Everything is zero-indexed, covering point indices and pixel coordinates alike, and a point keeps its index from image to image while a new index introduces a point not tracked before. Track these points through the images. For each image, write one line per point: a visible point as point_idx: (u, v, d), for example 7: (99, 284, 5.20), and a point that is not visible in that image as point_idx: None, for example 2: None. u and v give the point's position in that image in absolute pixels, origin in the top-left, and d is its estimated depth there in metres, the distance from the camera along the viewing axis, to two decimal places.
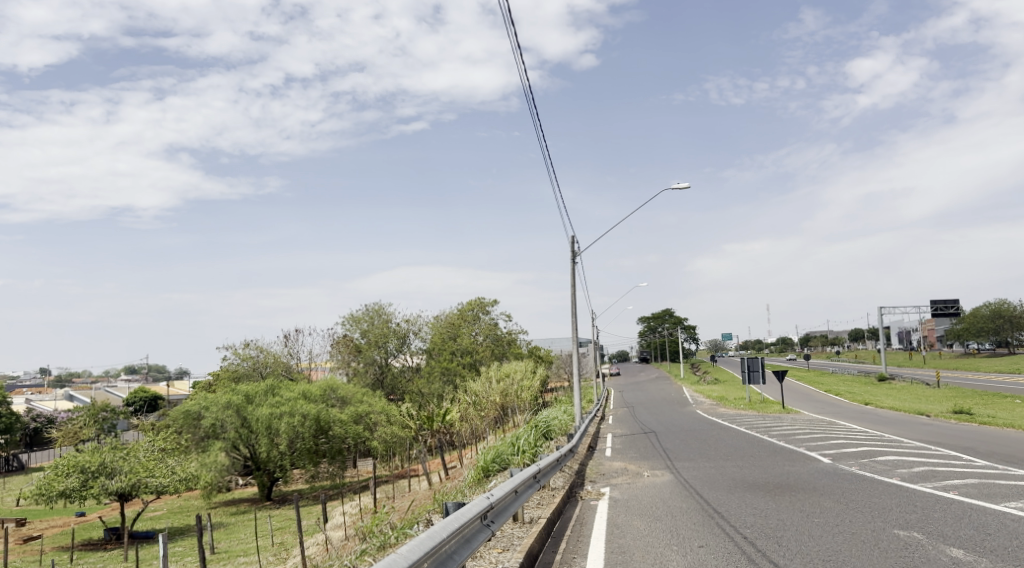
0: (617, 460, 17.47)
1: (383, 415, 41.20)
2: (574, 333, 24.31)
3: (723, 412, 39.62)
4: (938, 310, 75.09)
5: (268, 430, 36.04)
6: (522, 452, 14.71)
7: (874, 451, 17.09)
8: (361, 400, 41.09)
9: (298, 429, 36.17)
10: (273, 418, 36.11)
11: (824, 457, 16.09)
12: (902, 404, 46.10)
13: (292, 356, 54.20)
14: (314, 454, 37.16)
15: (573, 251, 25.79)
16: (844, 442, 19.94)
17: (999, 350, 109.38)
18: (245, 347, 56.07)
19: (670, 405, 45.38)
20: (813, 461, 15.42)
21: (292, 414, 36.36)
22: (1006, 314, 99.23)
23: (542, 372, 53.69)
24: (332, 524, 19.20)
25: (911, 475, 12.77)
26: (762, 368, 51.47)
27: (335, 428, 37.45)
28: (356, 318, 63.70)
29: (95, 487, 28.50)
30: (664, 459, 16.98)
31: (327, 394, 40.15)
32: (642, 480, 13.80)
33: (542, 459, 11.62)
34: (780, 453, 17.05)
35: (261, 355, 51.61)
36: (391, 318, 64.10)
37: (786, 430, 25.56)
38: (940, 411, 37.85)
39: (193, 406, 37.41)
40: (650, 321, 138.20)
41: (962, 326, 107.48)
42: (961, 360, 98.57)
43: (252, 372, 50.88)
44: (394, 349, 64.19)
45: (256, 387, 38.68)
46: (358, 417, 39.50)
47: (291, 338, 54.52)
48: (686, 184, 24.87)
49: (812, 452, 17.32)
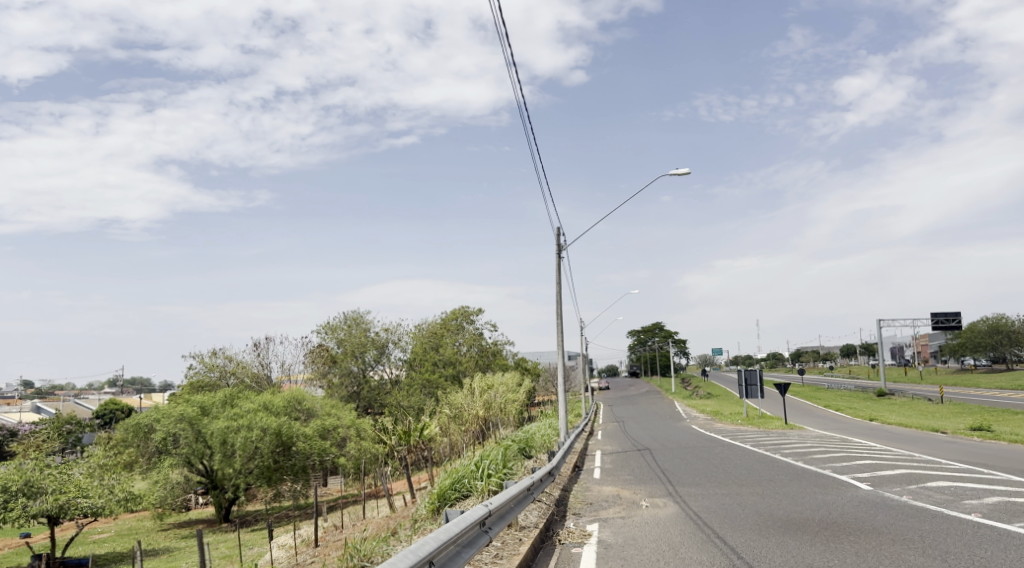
0: (608, 484, 14.48)
1: (353, 429, 38.06)
2: (558, 337, 21.53)
3: (721, 427, 36.77)
4: (939, 323, 72.50)
5: (223, 446, 32.82)
6: (487, 476, 11.61)
7: (916, 474, 14.29)
8: (330, 413, 38.08)
9: (257, 444, 33.03)
10: (229, 432, 32.87)
11: (862, 484, 13.17)
12: (909, 420, 43.41)
13: (264, 365, 50.97)
14: (274, 471, 33.99)
15: (559, 245, 23.08)
16: (874, 463, 16.97)
17: (996, 366, 106.96)
18: (213, 356, 52.73)
19: (664, 419, 42.59)
20: (851, 488, 12.50)
21: (250, 428, 33.13)
22: (1005, 328, 96.89)
23: (527, 384, 50.77)
24: (262, 560, 16.11)
25: (989, 510, 9.77)
26: (761, 381, 48.57)
27: (299, 443, 34.30)
28: (332, 327, 60.58)
29: (15, 510, 25.22)
30: (665, 483, 14.06)
31: (292, 406, 36.96)
32: (638, 514, 10.79)
33: (508, 489, 8.67)
34: (802, 477, 14.15)
35: (229, 364, 48.45)
36: (369, 327, 61.02)
37: (799, 447, 22.70)
38: (956, 428, 35.05)
39: (144, 418, 34.33)
40: (641, 334, 135.56)
41: (958, 341, 105.09)
42: (958, 376, 95.80)
43: (219, 381, 47.72)
44: (373, 360, 61.05)
45: (213, 397, 35.59)
46: (325, 431, 36.45)
47: (263, 347, 51.32)
48: (686, 169, 22.17)
49: (842, 475, 14.47)
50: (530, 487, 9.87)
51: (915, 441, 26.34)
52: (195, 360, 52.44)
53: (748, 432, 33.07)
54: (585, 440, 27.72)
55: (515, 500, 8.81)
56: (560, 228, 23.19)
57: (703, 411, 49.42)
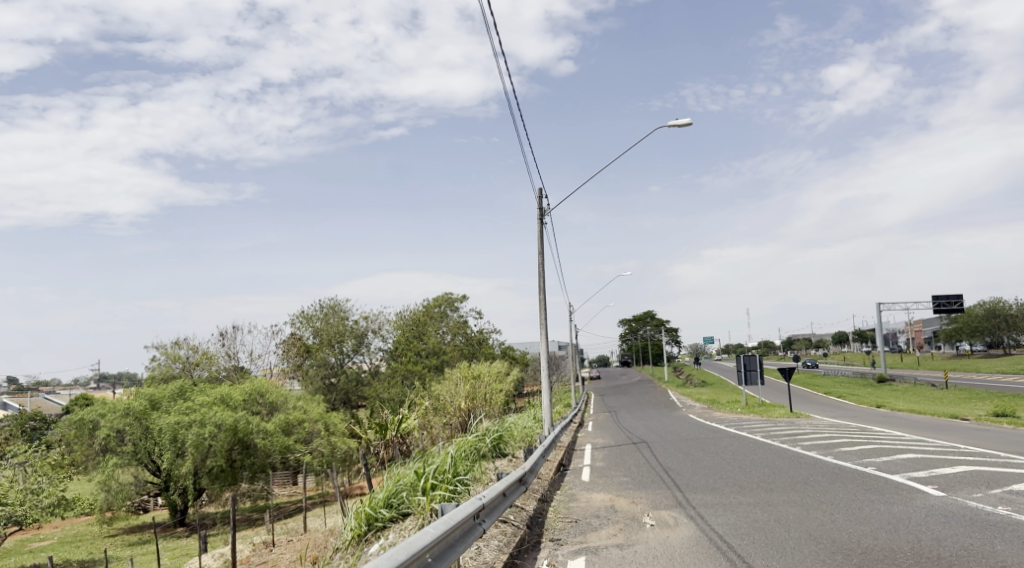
0: (599, 489, 11.48)
1: (321, 423, 35.05)
2: (539, 312, 18.59)
3: (720, 416, 34.15)
4: (940, 307, 69.89)
5: (173, 443, 29.75)
6: (434, 486, 8.52)
7: (987, 473, 11.31)
8: (295, 406, 34.89)
9: (210, 442, 29.80)
10: (179, 428, 29.82)
11: (929, 487, 10.23)
12: (920, 406, 40.84)
13: (232, 357, 47.83)
14: (231, 472, 30.89)
15: (541, 209, 20.08)
16: (920, 457, 14.05)
17: (992, 351, 104.74)
18: (179, 345, 49.50)
19: (657, 409, 39.91)
20: (921, 495, 9.54)
21: (202, 424, 29.98)
22: (1002, 312, 94.55)
23: (515, 373, 47.82)
24: None
25: None
26: (761, 367, 45.74)
27: (257, 440, 31.23)
28: (307, 316, 57.06)
29: None
30: (671, 488, 11.07)
31: (253, 399, 33.60)
32: (642, 538, 7.79)
33: (432, 528, 5.60)
34: (845, 478, 11.22)
35: (193, 355, 45.19)
36: (348, 315, 57.84)
37: (816, 438, 19.81)
38: (976, 414, 32.25)
39: (88, 414, 31.06)
40: (632, 323, 132.90)
41: (954, 327, 102.80)
42: (955, 361, 93.63)
43: (182, 373, 44.49)
44: (351, 350, 57.97)
45: (164, 390, 32.77)
46: (290, 426, 33.25)
47: (230, 336, 48.09)
48: (686, 120, 19.24)
49: (893, 476, 11.54)
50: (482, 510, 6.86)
51: (942, 430, 23.50)
52: (159, 351, 49.17)
53: (751, 420, 30.38)
54: (572, 432, 24.80)
55: (443, 545, 5.81)
56: (542, 189, 20.15)
57: (698, 400, 46.67)
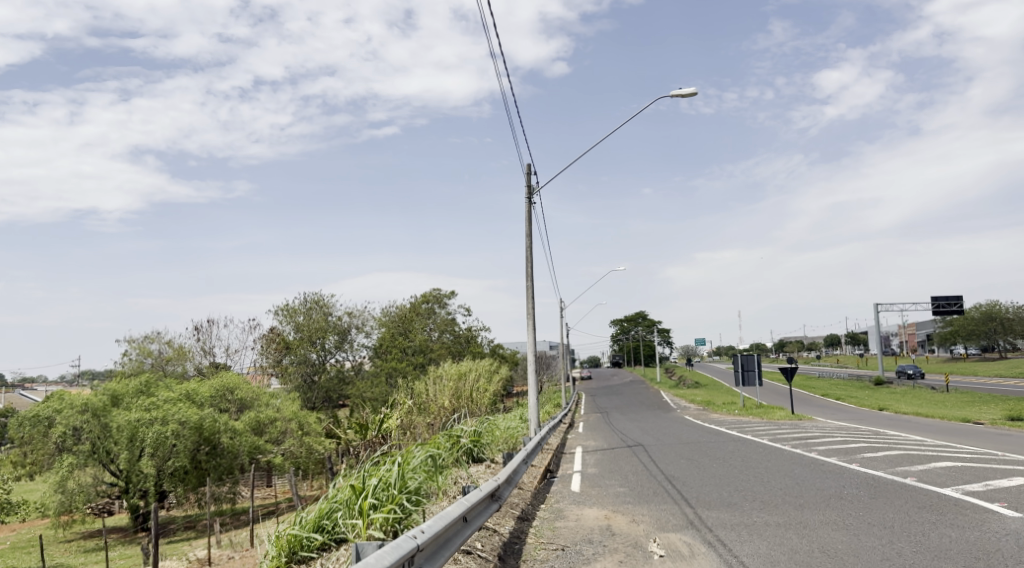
0: (592, 503, 9.54)
1: (294, 422, 33.00)
2: (527, 299, 16.67)
3: (718, 418, 32.31)
4: (939, 308, 68.25)
5: (132, 441, 27.70)
6: (377, 501, 6.32)
7: None
8: (266, 403, 32.85)
9: (173, 441, 27.84)
10: (139, 426, 27.73)
11: (995, 505, 8.33)
12: (926, 409, 38.92)
13: (207, 353, 45.76)
14: (194, 474, 28.94)
15: (528, 186, 18.16)
16: (960, 467, 12.18)
17: (988, 354, 103.33)
18: (152, 340, 47.30)
19: (652, 410, 38.09)
20: (994, 517, 7.60)
21: (165, 421, 27.96)
22: (999, 315, 93.08)
23: (503, 372, 45.88)
24: None
25: None
26: (759, 367, 43.86)
27: (223, 439, 29.34)
28: (289, 310, 54.95)
29: None
30: (678, 504, 9.12)
31: (221, 395, 31.58)
32: None
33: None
34: (887, 493, 9.30)
35: (164, 350, 43.07)
36: (331, 311, 55.81)
37: (829, 442, 18.01)
38: (990, 418, 30.52)
39: (42, 409, 28.87)
40: (624, 323, 131.38)
41: (948, 329, 101.38)
42: (951, 364, 92.37)
43: (153, 370, 42.30)
44: (333, 347, 55.93)
45: (126, 385, 30.87)
46: (259, 426, 31.29)
47: (205, 331, 46.02)
48: (691, 90, 17.30)
49: (945, 489, 9.60)
50: (424, 550, 4.76)
51: (959, 433, 21.74)
52: (131, 346, 47.00)
53: (752, 423, 28.50)
54: (562, 434, 22.96)
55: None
56: (530, 165, 18.24)
57: (693, 400, 44.86)
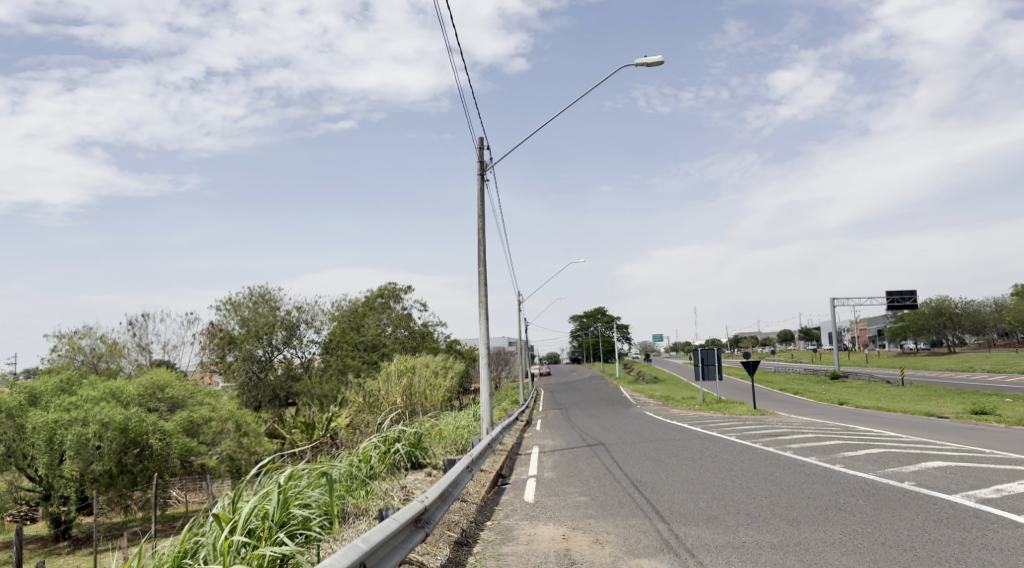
0: (548, 518, 8.00)
1: (232, 422, 30.87)
2: (478, 286, 15.08)
3: (678, 414, 31.17)
4: (893, 302, 68.50)
5: (49, 444, 25.40)
6: (251, 539, 4.68)
7: None
8: (202, 401, 30.68)
9: (95, 442, 25.65)
10: (58, 427, 25.47)
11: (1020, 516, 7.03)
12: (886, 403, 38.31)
13: (142, 349, 43.07)
14: (118, 478, 26.75)
15: (480, 162, 16.58)
16: (953, 466, 11.00)
17: (936, 348, 104.76)
18: (84, 336, 44.31)
19: (610, 406, 36.90)
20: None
21: (86, 422, 25.75)
22: (949, 310, 94.35)
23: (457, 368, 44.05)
24: None
25: None
26: (718, 362, 42.86)
27: (151, 441, 27.21)
28: (234, 304, 52.46)
29: None
30: (649, 520, 7.61)
31: (150, 394, 29.38)
32: None
33: None
34: (891, 502, 7.95)
35: (97, 346, 40.32)
36: (279, 305, 53.48)
37: (801, 441, 16.74)
38: (953, 411, 29.90)
39: None
40: (582, 319, 130.64)
41: (900, 324, 102.54)
42: (902, 359, 93.33)
43: (82, 367, 39.51)
44: (281, 342, 53.53)
45: (45, 383, 28.46)
46: (192, 426, 29.11)
47: (140, 326, 43.39)
48: (657, 59, 15.90)
49: (954, 495, 8.29)
50: None
51: (931, 428, 20.77)
52: (60, 342, 44.00)
53: (715, 418, 27.37)
54: (519, 434, 21.44)
55: None
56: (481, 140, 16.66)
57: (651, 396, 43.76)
